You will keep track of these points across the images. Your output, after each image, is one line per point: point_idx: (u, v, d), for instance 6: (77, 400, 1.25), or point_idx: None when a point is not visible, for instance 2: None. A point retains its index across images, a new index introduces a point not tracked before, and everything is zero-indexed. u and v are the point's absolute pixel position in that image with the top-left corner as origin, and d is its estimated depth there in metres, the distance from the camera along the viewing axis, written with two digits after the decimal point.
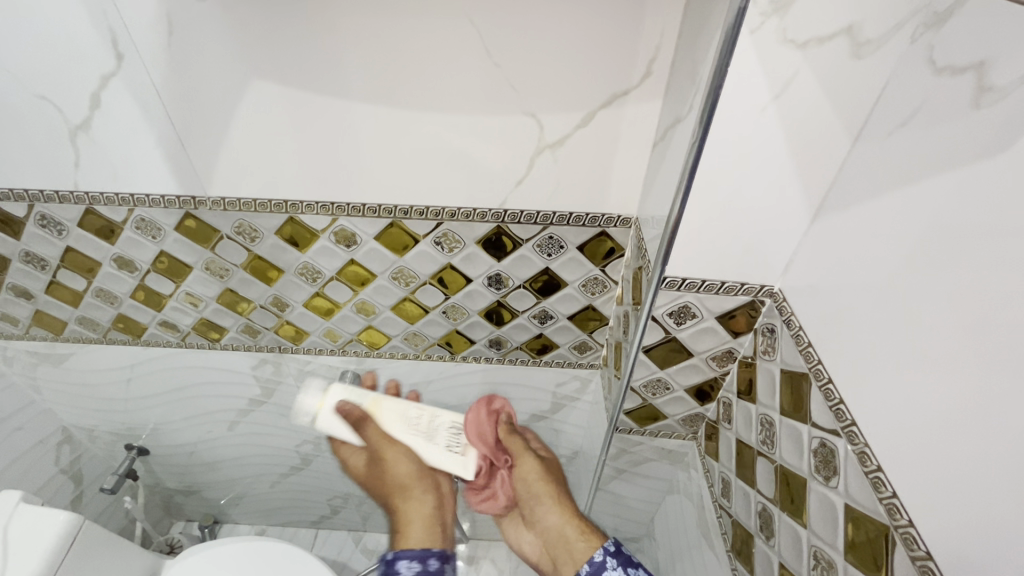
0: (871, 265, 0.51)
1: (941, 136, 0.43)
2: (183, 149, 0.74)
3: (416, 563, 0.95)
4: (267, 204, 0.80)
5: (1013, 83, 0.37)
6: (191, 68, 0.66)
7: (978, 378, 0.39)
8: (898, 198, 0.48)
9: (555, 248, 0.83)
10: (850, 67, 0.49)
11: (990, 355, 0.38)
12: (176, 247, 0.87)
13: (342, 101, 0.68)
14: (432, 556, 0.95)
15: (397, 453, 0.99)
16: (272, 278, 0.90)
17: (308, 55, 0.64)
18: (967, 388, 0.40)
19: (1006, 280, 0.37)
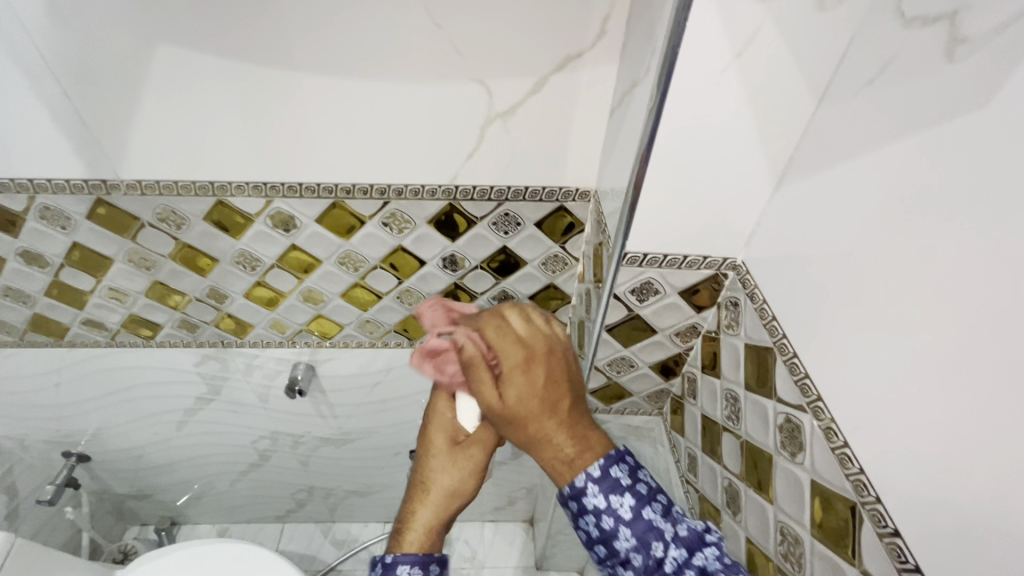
0: (836, 235, 0.49)
1: (912, 96, 0.40)
2: (86, 127, 0.65)
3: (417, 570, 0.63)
4: (190, 186, 0.72)
5: (992, 32, 0.34)
6: (81, 29, 0.57)
7: (948, 350, 0.38)
8: (863, 162, 0.45)
9: (512, 225, 0.78)
10: (815, 21, 0.45)
11: (961, 325, 0.37)
12: (91, 238, 0.78)
13: (266, 66, 0.60)
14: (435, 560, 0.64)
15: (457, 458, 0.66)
16: (204, 269, 0.83)
17: (220, 11, 0.56)
18: (938, 360, 0.39)
19: (983, 247, 0.35)
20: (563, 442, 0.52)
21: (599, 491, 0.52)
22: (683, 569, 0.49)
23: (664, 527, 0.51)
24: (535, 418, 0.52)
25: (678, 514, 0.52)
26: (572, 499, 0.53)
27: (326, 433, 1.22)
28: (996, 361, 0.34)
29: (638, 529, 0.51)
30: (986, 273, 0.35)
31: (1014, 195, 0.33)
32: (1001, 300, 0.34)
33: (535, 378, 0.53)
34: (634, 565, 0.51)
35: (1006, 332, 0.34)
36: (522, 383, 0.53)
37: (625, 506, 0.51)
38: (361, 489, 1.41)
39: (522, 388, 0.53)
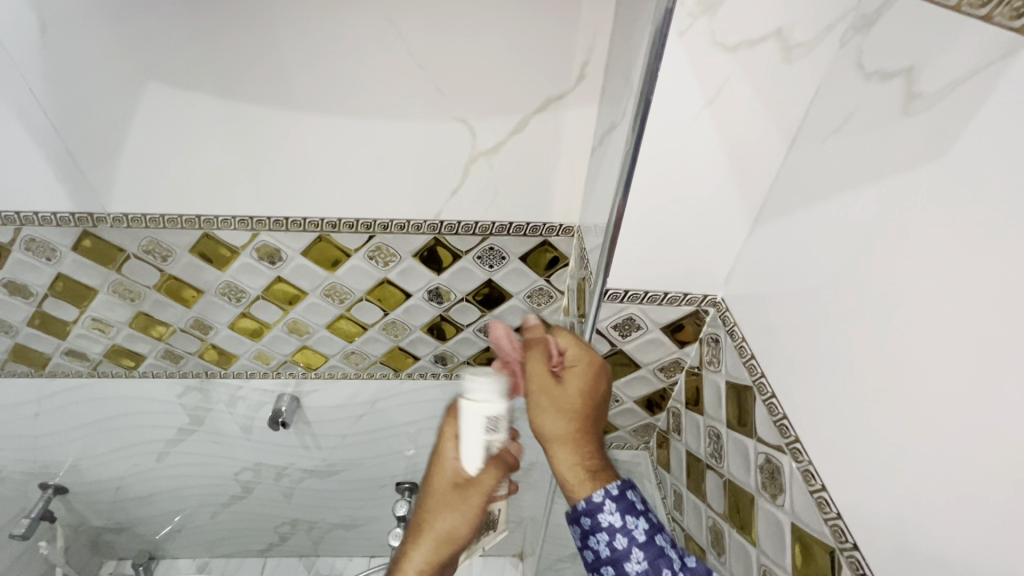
0: (809, 276, 0.49)
1: (874, 146, 0.41)
2: (74, 161, 0.66)
3: None
4: (176, 219, 0.72)
5: (944, 91, 0.35)
6: (73, 69, 0.58)
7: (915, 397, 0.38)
8: (830, 207, 0.46)
9: (497, 259, 0.78)
10: (782, 72, 0.46)
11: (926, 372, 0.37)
12: (76, 269, 0.78)
13: (252, 105, 0.62)
14: None
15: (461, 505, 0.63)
16: (189, 300, 0.83)
17: (206, 54, 0.57)
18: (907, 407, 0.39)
19: (943, 295, 0.36)
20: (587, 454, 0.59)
21: (616, 511, 0.54)
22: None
23: (674, 557, 0.52)
24: (571, 425, 0.59)
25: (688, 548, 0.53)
26: (586, 516, 0.55)
27: (310, 465, 1.19)
28: (960, 408, 0.35)
29: (649, 554, 0.52)
30: (949, 322, 0.36)
31: (969, 247, 0.34)
32: (963, 351, 0.35)
33: (576, 374, 0.62)
34: None
35: (970, 380, 0.34)
36: (577, 380, 0.61)
37: (639, 528, 0.53)
38: (346, 523, 1.38)
39: (577, 384, 0.61)
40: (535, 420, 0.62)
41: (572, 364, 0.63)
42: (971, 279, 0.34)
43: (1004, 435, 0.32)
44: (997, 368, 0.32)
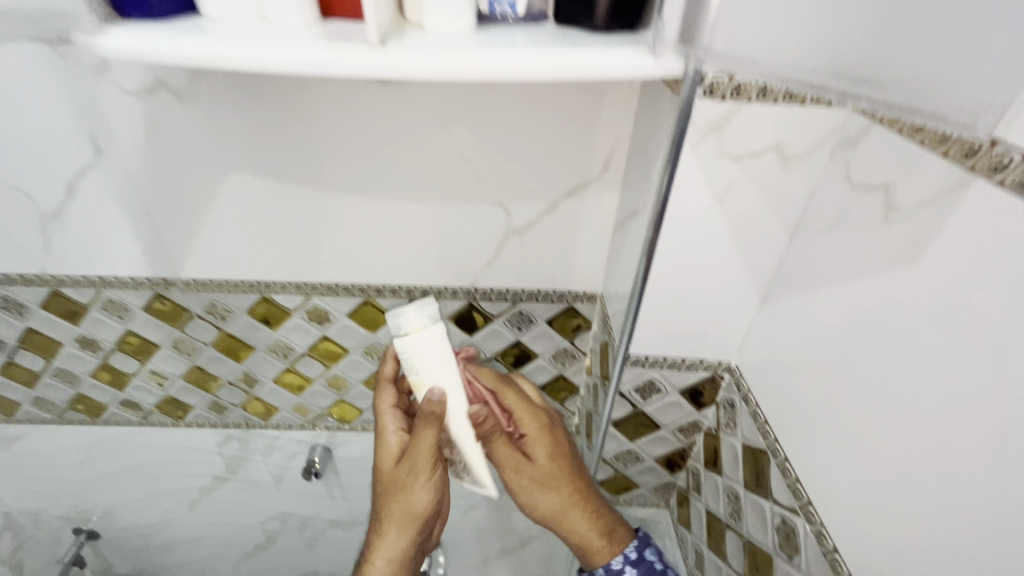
0: (814, 352, 0.55)
1: (863, 244, 0.48)
2: (158, 235, 0.75)
3: None
4: (239, 284, 0.81)
5: (916, 206, 0.42)
6: (169, 161, 0.68)
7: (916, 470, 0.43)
8: (829, 292, 0.53)
9: (525, 322, 0.85)
10: (781, 175, 0.54)
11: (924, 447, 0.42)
12: (144, 327, 0.86)
13: (317, 191, 0.71)
14: None
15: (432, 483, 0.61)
16: (240, 356, 0.90)
17: (283, 149, 0.67)
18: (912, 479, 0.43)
19: (932, 381, 0.41)
20: (591, 522, 0.71)
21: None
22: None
23: None
24: (569, 491, 0.70)
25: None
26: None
27: (335, 516, 1.22)
28: (957, 483, 0.39)
29: None
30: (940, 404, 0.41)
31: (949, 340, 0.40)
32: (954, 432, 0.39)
33: (539, 443, 0.69)
34: None
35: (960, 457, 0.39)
36: (549, 445, 0.70)
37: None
38: None
39: (555, 449, 0.70)
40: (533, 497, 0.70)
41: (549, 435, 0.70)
42: (954, 369, 0.39)
43: (999, 508, 0.37)
44: (982, 447, 0.37)
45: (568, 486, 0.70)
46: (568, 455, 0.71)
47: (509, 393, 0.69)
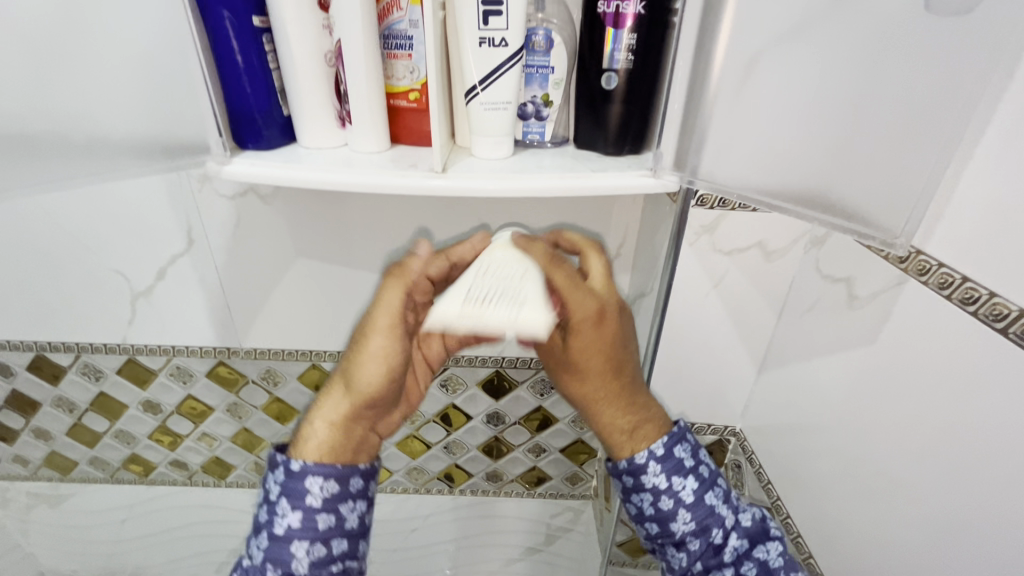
0: (807, 418, 0.63)
1: (836, 326, 0.58)
2: (229, 310, 0.86)
3: (332, 483, 0.58)
4: (294, 353, 0.91)
5: (871, 296, 0.52)
6: (248, 249, 0.80)
7: (906, 525, 0.50)
8: (814, 364, 0.62)
9: (547, 389, 0.93)
10: (766, 265, 0.64)
11: (908, 505, 0.49)
12: (203, 391, 0.95)
13: (370, 273, 0.83)
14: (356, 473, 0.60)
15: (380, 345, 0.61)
16: (286, 419, 0.98)
17: (343, 239, 0.79)
18: (904, 535, 0.50)
19: (907, 445, 0.49)
20: (623, 414, 0.64)
21: (661, 472, 0.62)
22: (741, 556, 0.60)
23: (723, 515, 0.61)
24: (604, 380, 0.64)
25: (730, 502, 0.62)
26: (630, 475, 0.63)
27: None
28: (940, 538, 0.46)
29: (698, 514, 0.61)
30: (914, 466, 0.48)
31: (913, 411, 0.48)
32: (929, 492, 0.47)
33: (585, 331, 0.60)
34: (689, 548, 0.61)
35: (939, 514, 0.46)
36: (592, 335, 0.60)
37: (686, 488, 0.61)
38: None
39: (590, 343, 0.61)
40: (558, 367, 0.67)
41: (598, 324, 0.60)
42: (921, 436, 0.48)
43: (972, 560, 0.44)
44: (956, 505, 0.45)
45: (598, 377, 0.64)
46: (615, 356, 0.63)
47: (559, 274, 0.57)
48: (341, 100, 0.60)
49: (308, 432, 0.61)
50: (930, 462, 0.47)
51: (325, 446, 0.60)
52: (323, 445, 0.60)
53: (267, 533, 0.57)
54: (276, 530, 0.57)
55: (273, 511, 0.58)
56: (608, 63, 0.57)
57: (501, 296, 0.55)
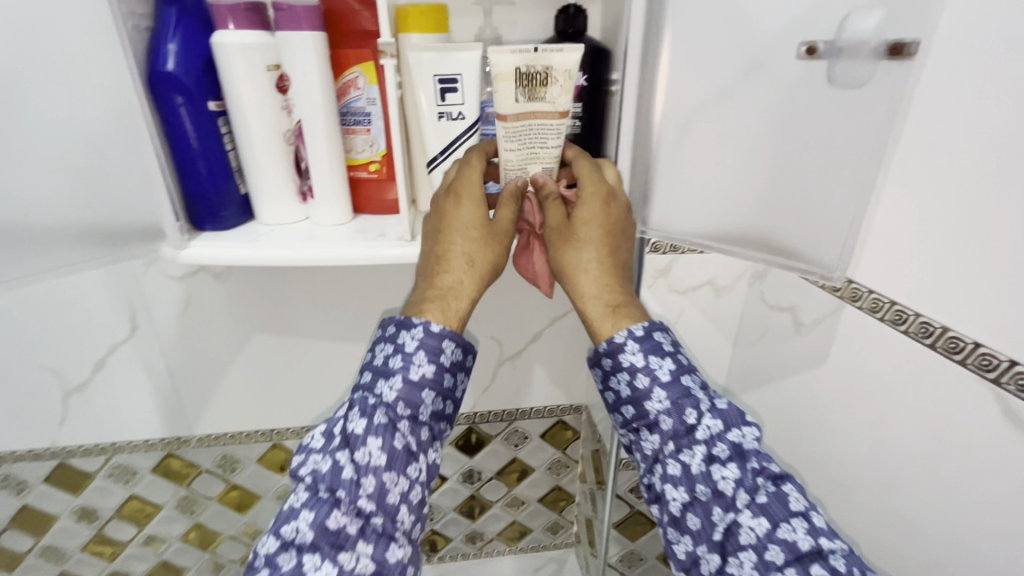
0: (773, 439, 0.68)
1: (788, 351, 0.63)
2: (178, 397, 0.80)
3: (454, 348, 0.54)
4: (253, 434, 0.86)
5: (815, 323, 0.58)
6: (200, 330, 0.76)
7: (874, 535, 0.54)
8: (772, 388, 0.67)
9: (521, 439, 0.93)
10: (717, 300, 0.70)
11: (874, 515, 0.54)
12: (148, 489, 0.87)
13: (333, 342, 0.80)
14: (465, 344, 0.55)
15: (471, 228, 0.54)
16: (247, 506, 0.93)
17: (303, 311, 0.77)
18: (877, 545, 0.54)
19: (866, 459, 0.54)
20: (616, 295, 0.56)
21: (639, 350, 0.54)
22: (716, 439, 0.50)
23: (699, 397, 0.52)
24: (603, 263, 0.55)
25: (713, 390, 0.54)
26: (608, 357, 0.55)
27: None
28: (909, 547, 0.50)
29: (673, 394, 0.52)
30: (876, 478, 0.53)
31: (867, 426, 0.53)
32: (892, 502, 0.51)
33: (590, 206, 0.54)
34: (662, 429, 0.52)
35: (901, 521, 0.51)
36: (597, 211, 0.54)
37: (663, 367, 0.53)
38: None
39: (598, 218, 0.54)
40: (561, 252, 0.56)
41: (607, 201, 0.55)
42: (878, 450, 0.52)
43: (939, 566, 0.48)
44: (918, 515, 0.49)
45: (597, 245, 0.55)
46: (621, 232, 0.56)
47: (583, 160, 0.56)
48: (303, 177, 0.61)
49: (445, 282, 0.54)
50: (889, 475, 0.51)
51: (445, 303, 0.54)
52: (458, 306, 0.54)
53: (394, 379, 0.51)
54: (410, 375, 0.51)
55: (410, 358, 0.51)
56: None
57: (521, 140, 0.54)
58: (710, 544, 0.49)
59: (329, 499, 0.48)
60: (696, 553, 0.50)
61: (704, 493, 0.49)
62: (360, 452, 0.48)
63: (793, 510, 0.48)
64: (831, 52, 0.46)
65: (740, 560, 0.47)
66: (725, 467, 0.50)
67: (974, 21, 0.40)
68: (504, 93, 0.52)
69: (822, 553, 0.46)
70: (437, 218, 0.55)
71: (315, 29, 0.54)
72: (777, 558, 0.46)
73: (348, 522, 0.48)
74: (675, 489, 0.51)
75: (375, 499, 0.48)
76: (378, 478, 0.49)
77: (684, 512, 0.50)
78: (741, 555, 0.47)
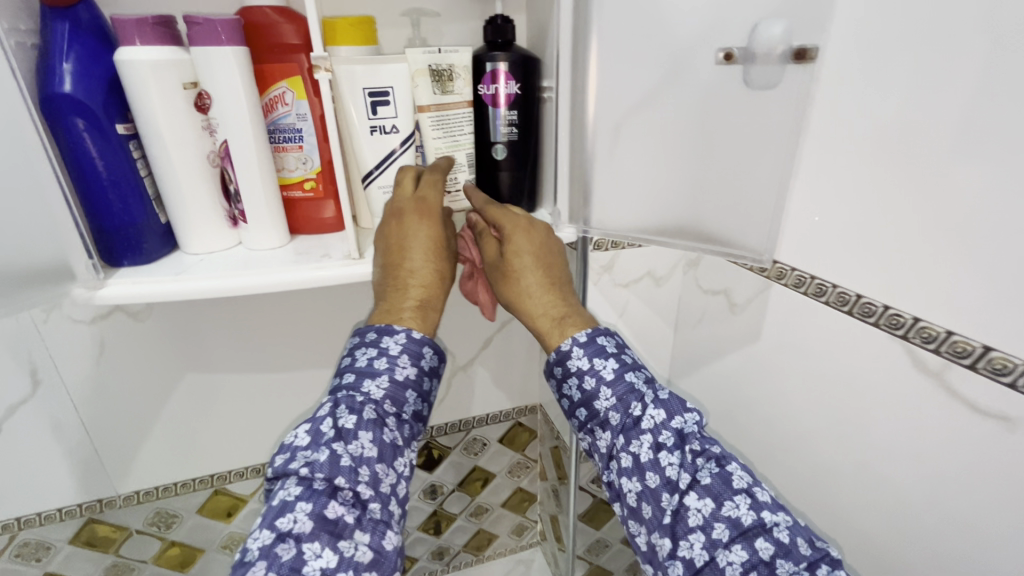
0: (719, 412, 0.74)
1: (725, 330, 0.69)
2: (97, 454, 0.72)
3: (422, 354, 0.54)
4: (190, 483, 0.79)
5: (747, 301, 0.64)
6: (120, 376, 0.69)
7: (815, 486, 0.61)
8: (714, 366, 0.72)
9: (480, 446, 0.93)
10: (656, 289, 0.75)
11: (813, 468, 0.60)
12: (67, 563, 0.77)
13: (275, 372, 0.76)
14: (434, 350, 0.55)
15: (424, 241, 0.55)
16: (189, 562, 0.85)
17: (238, 342, 0.72)
18: (818, 495, 0.60)
19: (802, 419, 0.60)
20: (558, 308, 0.58)
21: (584, 355, 0.56)
22: (661, 427, 0.52)
23: (644, 391, 0.54)
24: (540, 280, 0.58)
25: (657, 381, 0.55)
26: (558, 365, 0.57)
27: None
28: (844, 491, 0.57)
29: (619, 391, 0.54)
30: (814, 435, 0.59)
31: (801, 390, 0.59)
32: (827, 453, 0.58)
33: (517, 238, 0.57)
34: (612, 424, 0.54)
35: (839, 472, 0.57)
36: (525, 241, 0.57)
37: (608, 367, 0.55)
38: None
39: (525, 248, 0.57)
40: (498, 280, 0.59)
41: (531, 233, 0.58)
42: (811, 410, 0.59)
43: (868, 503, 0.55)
44: (850, 462, 0.55)
45: (535, 271, 0.57)
46: (549, 249, 0.59)
47: (492, 207, 0.59)
48: (231, 200, 0.57)
49: (410, 296, 0.54)
50: (823, 429, 0.58)
51: (421, 312, 0.54)
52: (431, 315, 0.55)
53: (375, 377, 0.51)
54: (396, 375, 0.52)
55: (395, 359, 0.52)
56: (494, 136, 0.60)
57: (443, 128, 0.59)
58: (662, 530, 0.50)
59: (325, 490, 0.47)
60: (652, 543, 0.51)
61: (655, 481, 0.51)
62: (353, 444, 0.48)
63: (736, 488, 0.49)
64: (745, 56, 0.50)
65: (691, 542, 0.49)
66: (672, 454, 0.51)
67: (858, 31, 0.47)
68: (421, 88, 0.57)
69: (766, 524, 0.47)
70: (388, 237, 0.55)
71: (236, 43, 0.51)
72: (723, 536, 0.48)
73: (345, 511, 0.46)
74: (630, 480, 0.53)
75: (371, 488, 0.48)
76: (372, 468, 0.48)
77: (639, 502, 0.52)
78: (690, 537, 0.49)
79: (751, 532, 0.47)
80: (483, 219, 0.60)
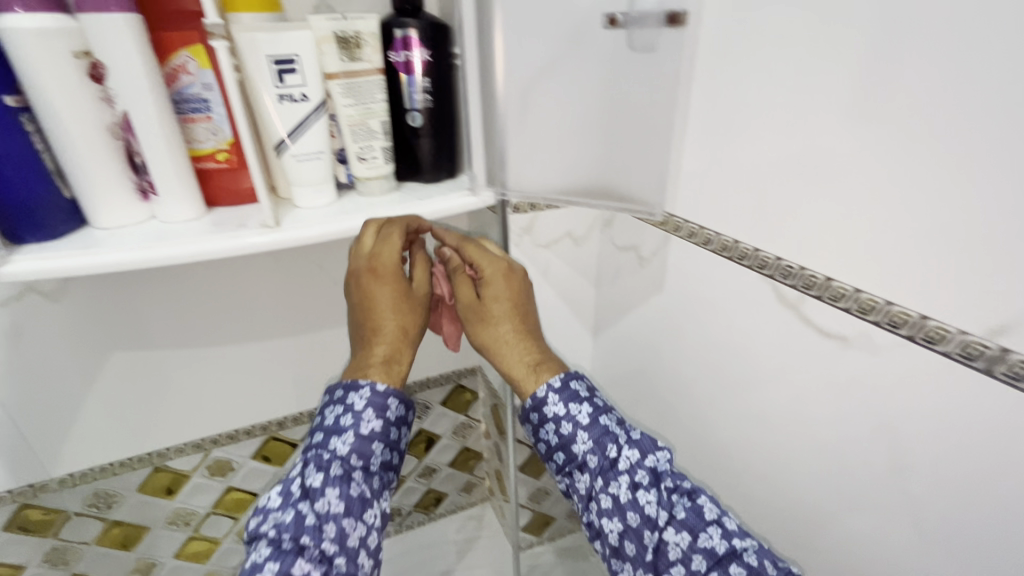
0: (638, 360, 0.80)
1: (638, 283, 0.74)
2: (23, 439, 0.71)
3: (393, 408, 0.56)
4: (128, 463, 0.79)
5: (654, 254, 0.69)
6: (39, 360, 0.67)
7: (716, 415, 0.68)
8: (630, 317, 0.78)
9: (423, 410, 0.96)
10: (577, 249, 0.79)
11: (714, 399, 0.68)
12: (3, 551, 0.76)
13: (207, 347, 0.76)
14: (404, 404, 0.57)
15: (392, 293, 0.58)
16: (135, 541, 0.86)
17: (166, 319, 0.72)
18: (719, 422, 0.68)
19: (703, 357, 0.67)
20: (533, 354, 0.62)
21: (559, 400, 0.60)
22: (637, 467, 0.56)
23: (618, 433, 0.59)
24: (513, 324, 0.62)
25: (628, 423, 0.60)
26: (534, 411, 0.61)
27: None
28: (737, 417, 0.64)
29: (595, 434, 0.58)
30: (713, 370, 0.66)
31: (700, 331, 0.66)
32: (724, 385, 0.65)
33: (495, 283, 0.62)
34: (590, 467, 0.57)
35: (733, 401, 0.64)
36: (502, 286, 0.62)
37: (583, 412, 0.59)
38: None
39: (501, 292, 0.62)
40: (473, 323, 0.63)
41: (508, 276, 0.63)
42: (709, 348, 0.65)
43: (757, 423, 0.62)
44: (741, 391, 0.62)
45: (510, 318, 0.62)
46: (522, 293, 0.63)
47: (469, 246, 0.64)
48: (139, 173, 0.57)
49: (378, 348, 0.56)
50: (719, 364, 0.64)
51: (388, 365, 0.56)
52: (398, 366, 0.57)
53: (339, 435, 0.53)
54: (361, 430, 0.54)
55: (360, 414, 0.54)
56: (409, 103, 0.62)
57: (354, 95, 0.60)
58: (645, 566, 0.53)
59: (292, 550, 0.48)
60: None
61: (635, 520, 0.54)
62: (319, 503, 0.50)
63: (709, 520, 0.53)
64: (629, 21, 0.53)
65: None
66: (648, 492, 0.55)
67: None
68: (328, 56, 0.57)
69: (737, 552, 0.51)
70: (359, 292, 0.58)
71: (126, 10, 0.50)
72: (702, 567, 0.51)
73: (312, 567, 0.48)
74: (611, 520, 0.56)
75: (337, 542, 0.50)
76: (338, 524, 0.50)
77: (622, 541, 0.55)
78: (671, 571, 0.52)
79: (726, 561, 0.51)
80: (460, 258, 0.65)
